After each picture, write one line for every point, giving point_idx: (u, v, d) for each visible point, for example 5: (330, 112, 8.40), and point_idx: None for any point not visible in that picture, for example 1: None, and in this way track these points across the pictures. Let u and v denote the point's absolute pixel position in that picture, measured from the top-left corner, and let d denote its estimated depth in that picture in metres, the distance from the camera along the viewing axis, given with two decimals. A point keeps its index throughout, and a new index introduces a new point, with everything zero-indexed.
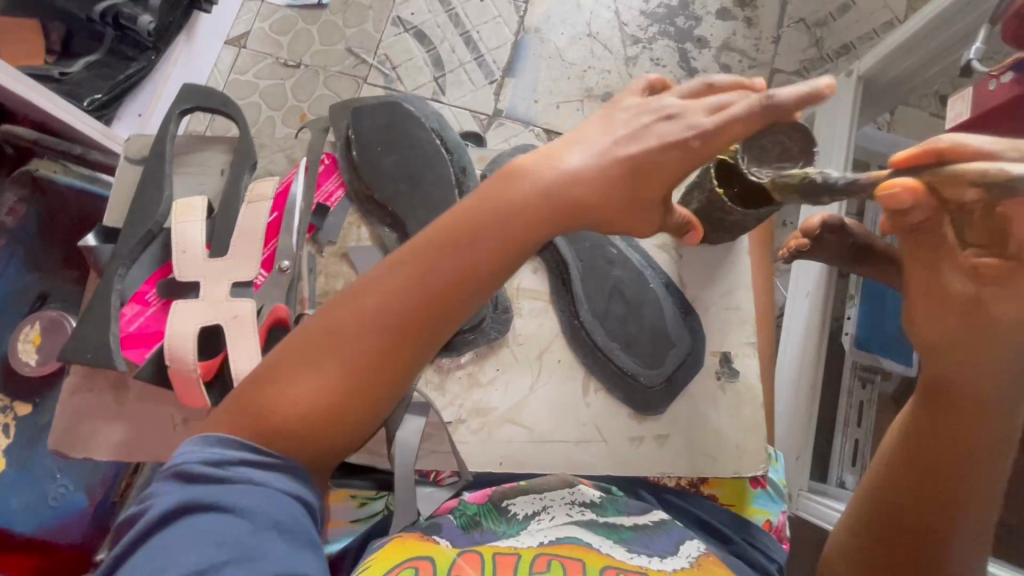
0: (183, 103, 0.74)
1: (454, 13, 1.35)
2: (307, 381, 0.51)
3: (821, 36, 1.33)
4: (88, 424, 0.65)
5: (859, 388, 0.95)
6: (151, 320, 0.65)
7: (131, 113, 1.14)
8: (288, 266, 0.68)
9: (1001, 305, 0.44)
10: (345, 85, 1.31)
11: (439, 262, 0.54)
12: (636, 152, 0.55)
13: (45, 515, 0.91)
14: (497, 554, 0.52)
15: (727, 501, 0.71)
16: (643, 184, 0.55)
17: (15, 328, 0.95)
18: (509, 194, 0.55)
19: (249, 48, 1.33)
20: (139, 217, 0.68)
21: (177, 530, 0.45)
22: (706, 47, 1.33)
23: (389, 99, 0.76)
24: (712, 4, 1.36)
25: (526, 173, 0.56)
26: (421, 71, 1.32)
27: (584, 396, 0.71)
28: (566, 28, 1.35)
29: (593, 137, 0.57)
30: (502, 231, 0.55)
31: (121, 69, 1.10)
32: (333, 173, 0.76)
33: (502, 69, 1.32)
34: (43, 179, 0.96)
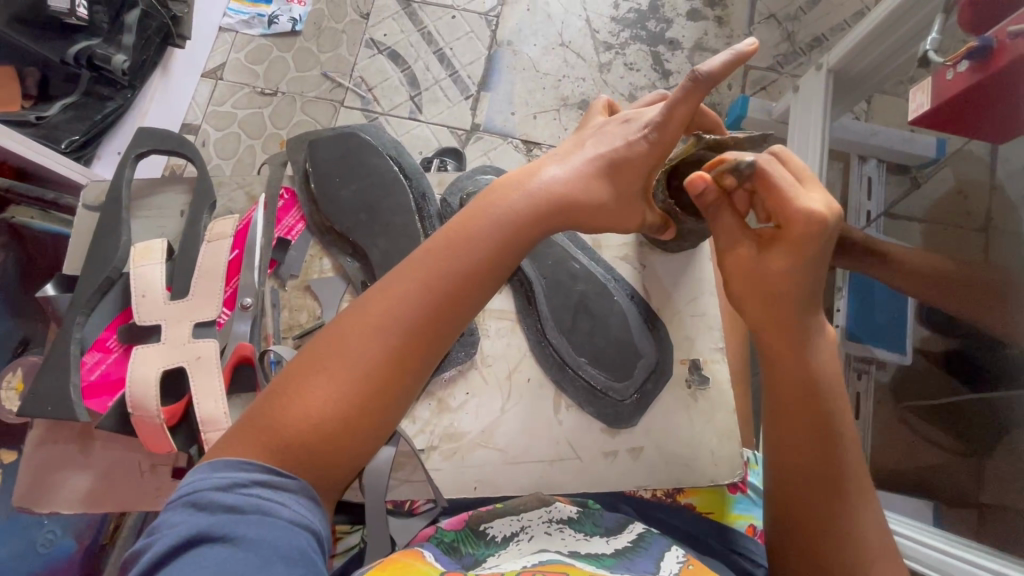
0: (141, 147, 0.75)
1: (427, 31, 1.36)
2: (323, 389, 0.50)
3: (792, 31, 1.34)
4: (57, 474, 0.67)
5: (855, 380, 1.01)
6: (114, 366, 0.66)
7: (110, 152, 1.16)
8: (250, 302, 0.68)
9: (776, 259, 0.52)
10: (322, 109, 1.31)
11: (443, 263, 0.54)
12: (606, 152, 0.59)
13: (34, 563, 0.89)
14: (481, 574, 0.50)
15: (705, 509, 0.70)
16: (621, 181, 0.58)
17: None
18: (504, 202, 0.57)
19: (225, 80, 1.33)
20: (99, 264, 0.69)
21: (184, 564, 0.41)
22: (679, 48, 1.34)
23: (345, 130, 0.77)
24: (683, 6, 1.36)
25: (514, 185, 0.58)
26: (397, 90, 1.33)
27: (556, 413, 0.69)
28: (538, 39, 1.36)
29: (569, 151, 0.61)
30: (498, 237, 0.56)
31: (97, 109, 1.12)
32: (292, 207, 0.76)
33: (477, 84, 1.33)
34: (20, 224, 0.96)
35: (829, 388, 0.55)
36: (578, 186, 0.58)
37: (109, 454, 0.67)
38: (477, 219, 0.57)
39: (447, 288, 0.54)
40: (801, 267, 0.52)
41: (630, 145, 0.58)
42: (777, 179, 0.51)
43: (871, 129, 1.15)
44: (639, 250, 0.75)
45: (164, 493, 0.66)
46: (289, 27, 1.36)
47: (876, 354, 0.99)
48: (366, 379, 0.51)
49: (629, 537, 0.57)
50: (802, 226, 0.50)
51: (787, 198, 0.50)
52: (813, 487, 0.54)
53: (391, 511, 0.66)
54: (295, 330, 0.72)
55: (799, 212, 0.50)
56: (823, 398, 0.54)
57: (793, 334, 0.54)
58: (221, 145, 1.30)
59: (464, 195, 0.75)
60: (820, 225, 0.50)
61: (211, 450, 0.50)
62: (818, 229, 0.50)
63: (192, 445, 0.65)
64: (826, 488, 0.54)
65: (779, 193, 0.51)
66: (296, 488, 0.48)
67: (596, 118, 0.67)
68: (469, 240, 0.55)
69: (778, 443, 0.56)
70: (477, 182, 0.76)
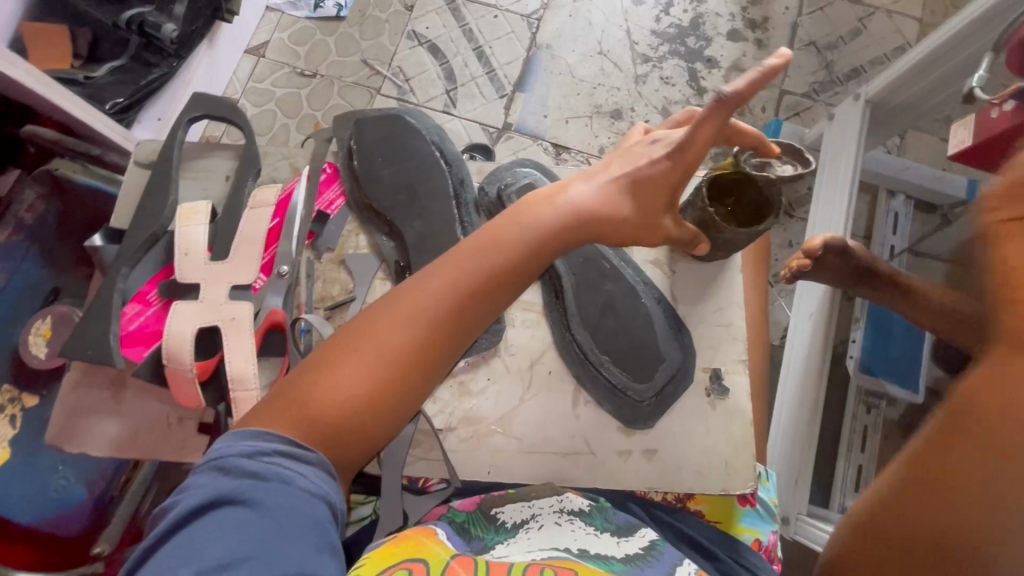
0: (193, 110, 0.76)
1: (468, 28, 1.38)
2: (350, 369, 0.52)
3: (831, 60, 1.34)
4: (81, 420, 0.67)
5: (864, 413, 1.09)
6: (151, 319, 0.67)
7: (149, 118, 1.19)
8: (287, 270, 0.70)
9: None
10: (359, 95, 1.34)
11: (473, 259, 0.56)
12: (632, 169, 0.60)
13: (44, 507, 0.94)
14: (491, 561, 0.51)
15: (714, 518, 0.69)
16: (642, 198, 0.59)
17: (26, 322, 0.96)
18: (534, 213, 0.58)
19: (268, 57, 1.37)
20: (144, 219, 0.70)
21: (206, 523, 0.44)
22: (716, 67, 1.35)
23: (392, 112, 0.79)
24: (723, 26, 1.37)
25: (543, 198, 0.59)
26: (434, 83, 1.35)
27: (574, 407, 0.69)
28: (576, 45, 1.37)
29: (594, 169, 0.62)
30: (526, 241, 0.57)
31: (143, 74, 1.15)
32: (334, 181, 0.77)
33: (512, 84, 1.35)
34: (63, 177, 0.98)
35: None
36: (601, 203, 0.59)
37: (137, 407, 0.67)
38: (505, 225, 0.58)
39: (476, 282, 0.55)
40: None
41: (655, 165, 0.58)
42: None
43: (903, 167, 1.18)
44: (670, 255, 0.75)
45: (188, 447, 0.67)
46: (334, 12, 1.38)
47: (891, 392, 1.05)
48: (397, 362, 0.52)
49: (638, 542, 0.58)
50: None
51: None
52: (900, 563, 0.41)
53: (405, 488, 0.66)
54: (327, 301, 0.73)
55: None
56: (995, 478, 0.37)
57: None
58: (258, 120, 1.33)
59: (502, 185, 0.76)
60: None
61: (243, 418, 0.52)
62: None
63: (219, 401, 0.66)
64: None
65: None
66: (314, 462, 0.49)
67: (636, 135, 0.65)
68: (497, 243, 0.57)
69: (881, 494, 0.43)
70: (516, 174, 0.77)
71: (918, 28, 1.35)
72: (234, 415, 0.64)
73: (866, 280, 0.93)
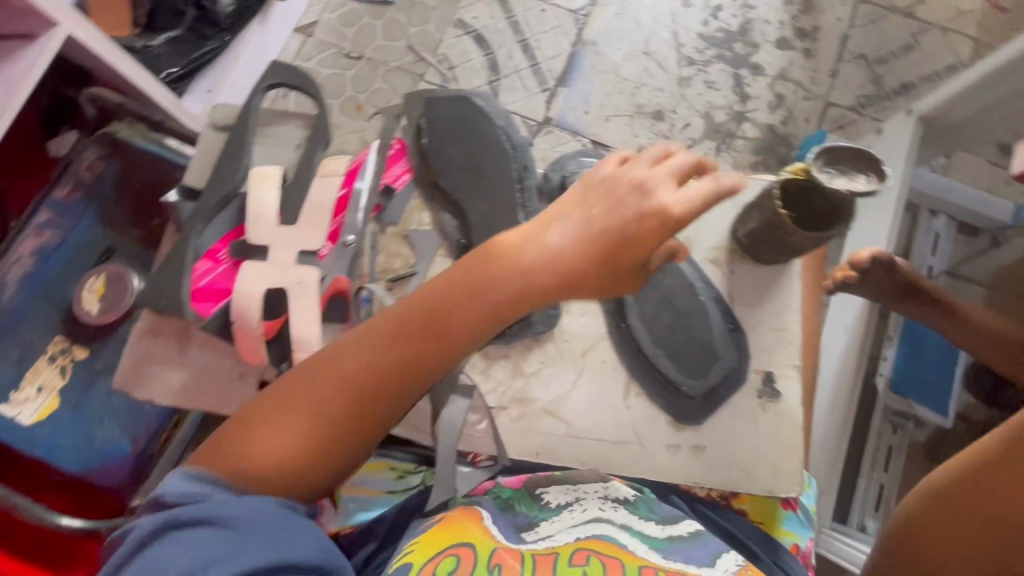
0: (271, 78, 0.79)
1: (515, 20, 1.39)
2: (291, 418, 0.52)
3: (879, 75, 1.33)
4: (152, 368, 0.71)
5: (890, 433, 1.06)
6: (221, 277, 0.69)
7: (200, 90, 1.22)
8: (352, 241, 0.71)
9: None
10: (403, 80, 1.35)
11: (429, 313, 0.55)
12: (607, 222, 0.56)
13: (90, 457, 0.96)
14: (535, 555, 0.52)
15: (756, 519, 0.69)
16: (610, 254, 0.56)
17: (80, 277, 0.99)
18: (497, 266, 0.56)
19: (315, 37, 1.38)
20: (218, 181, 0.72)
21: (158, 549, 0.43)
22: (762, 74, 1.34)
23: (459, 94, 0.80)
24: (772, 33, 1.36)
25: (509, 249, 0.57)
26: (478, 73, 1.36)
27: (624, 397, 0.70)
28: (622, 44, 1.37)
29: (564, 217, 0.58)
30: (486, 296, 0.56)
31: (197, 47, 1.18)
32: (401, 158, 0.79)
33: (556, 79, 1.35)
34: (122, 141, 1.01)
35: None
36: (567, 259, 0.56)
37: (201, 357, 0.70)
38: (467, 275, 0.57)
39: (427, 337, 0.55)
40: None
41: (632, 223, 0.55)
42: None
43: (948, 185, 1.15)
44: (730, 255, 0.75)
45: (247, 402, 0.70)
46: None
47: (917, 412, 1.06)
48: (340, 414, 0.52)
49: (677, 534, 0.57)
50: None
51: None
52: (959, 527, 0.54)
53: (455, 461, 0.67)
54: (388, 274, 0.74)
55: None
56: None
57: None
58: None
59: (566, 174, 0.77)
60: None
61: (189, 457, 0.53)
62: None
63: (283, 359, 0.69)
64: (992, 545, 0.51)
65: None
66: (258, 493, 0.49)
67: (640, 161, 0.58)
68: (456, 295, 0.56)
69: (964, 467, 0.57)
70: (580, 164, 0.78)
71: (971, 48, 1.33)
72: None
73: (910, 297, 0.91)
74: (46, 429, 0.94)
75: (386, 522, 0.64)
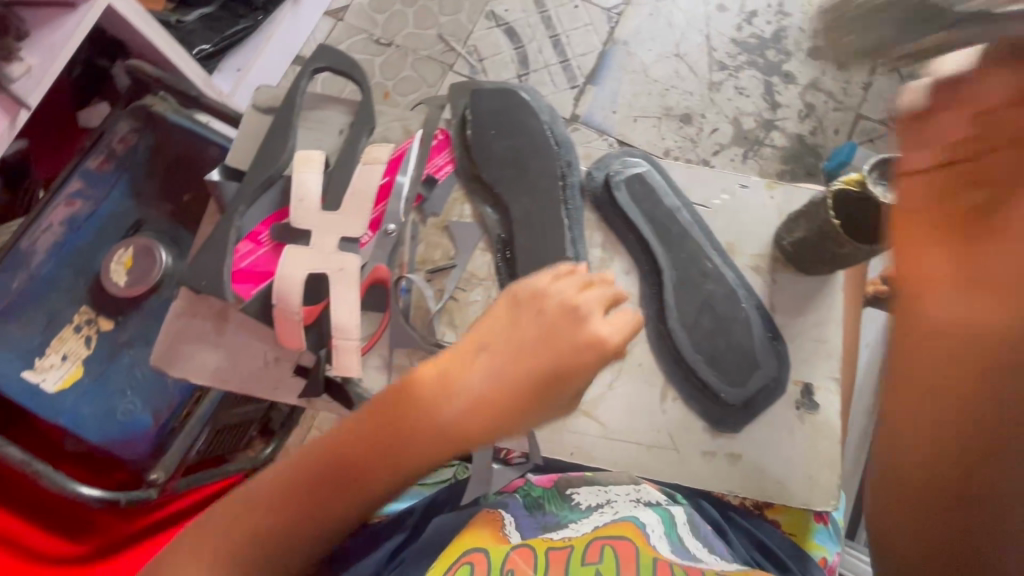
0: (317, 62, 0.79)
1: (547, 15, 1.37)
2: (211, 558, 0.50)
3: None
4: (187, 347, 0.69)
5: None
6: (262, 259, 0.69)
7: (230, 67, 1.22)
8: (393, 229, 0.71)
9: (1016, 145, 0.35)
10: (431, 69, 1.35)
11: (358, 447, 0.52)
12: (543, 359, 0.51)
13: (112, 430, 0.92)
14: (549, 551, 0.51)
15: (789, 530, 0.68)
16: (544, 391, 0.51)
17: (109, 249, 0.97)
18: (432, 400, 0.51)
19: (346, 22, 1.38)
20: (262, 161, 0.71)
21: None
22: (793, 83, 1.32)
23: (505, 86, 0.79)
24: (806, 42, 1.34)
25: (443, 378, 0.52)
26: (507, 66, 1.34)
27: (661, 402, 0.70)
28: (654, 45, 1.35)
29: (497, 338, 0.53)
30: (418, 433, 0.51)
31: (230, 25, 1.19)
32: (445, 148, 0.78)
33: (585, 76, 1.33)
34: (157, 114, 0.98)
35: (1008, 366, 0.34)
36: (503, 395, 0.51)
37: (240, 339, 0.70)
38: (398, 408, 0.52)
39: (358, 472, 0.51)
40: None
41: (570, 358, 0.51)
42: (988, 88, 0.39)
43: None
44: (772, 264, 0.75)
45: (282, 386, 0.69)
46: None
47: None
48: (264, 552, 0.50)
49: (694, 542, 0.56)
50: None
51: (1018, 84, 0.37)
52: (981, 565, 0.36)
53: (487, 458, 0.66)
54: (428, 265, 0.75)
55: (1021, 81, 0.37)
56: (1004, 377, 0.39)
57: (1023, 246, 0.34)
58: None
59: (609, 172, 0.76)
60: None
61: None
62: None
63: (320, 346, 0.68)
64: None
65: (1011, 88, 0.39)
66: None
67: (572, 279, 0.55)
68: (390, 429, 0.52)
69: (907, 474, 0.38)
70: (624, 163, 0.77)
71: None
72: (335, 361, 0.66)
73: None
74: (69, 398, 0.92)
75: (419, 512, 0.65)
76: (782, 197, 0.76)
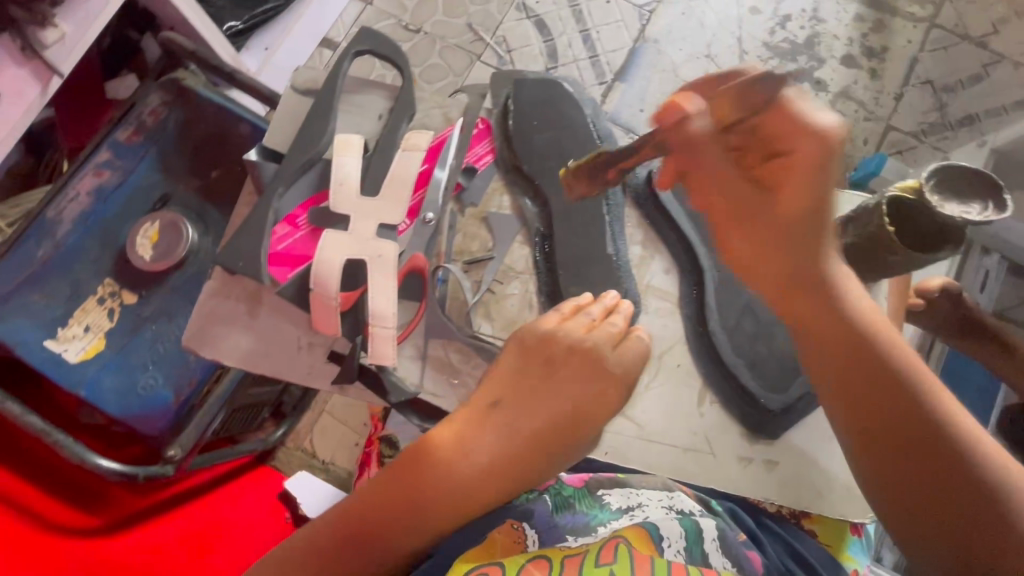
0: (360, 45, 0.77)
1: (578, 9, 1.35)
2: None
3: (945, 102, 1.25)
4: (219, 328, 0.69)
5: None
6: (299, 243, 0.69)
7: (258, 46, 1.21)
8: (432, 218, 0.70)
9: (790, 194, 0.52)
10: (459, 58, 1.33)
11: (379, 507, 0.52)
12: (561, 406, 0.54)
13: (132, 404, 0.92)
14: (565, 557, 0.49)
15: (824, 540, 0.65)
16: (563, 436, 0.54)
17: (135, 222, 0.96)
18: (450, 454, 0.53)
19: (375, 5, 1.35)
20: (300, 144, 0.70)
21: None
22: (824, 90, 1.28)
23: (548, 78, 0.78)
24: (840, 48, 1.29)
25: (459, 433, 0.54)
26: (535, 59, 1.32)
27: (698, 405, 0.72)
28: (686, 44, 1.31)
29: (508, 389, 0.56)
30: (440, 489, 0.52)
31: (260, 3, 1.18)
32: (485, 137, 0.78)
33: (614, 73, 1.31)
34: (190, 89, 0.97)
35: (865, 370, 0.53)
36: (522, 445, 0.53)
37: (273, 323, 0.69)
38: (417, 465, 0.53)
39: (379, 532, 0.51)
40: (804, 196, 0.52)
41: (592, 401, 0.55)
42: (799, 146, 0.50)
43: None
44: None
45: (315, 372, 0.70)
46: None
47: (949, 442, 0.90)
48: None
49: (719, 560, 0.55)
50: (817, 149, 0.50)
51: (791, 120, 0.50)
52: (960, 524, 0.48)
53: None
54: (465, 256, 0.77)
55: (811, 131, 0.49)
56: (855, 323, 0.54)
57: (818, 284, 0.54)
58: None
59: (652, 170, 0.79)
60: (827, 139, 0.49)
61: None
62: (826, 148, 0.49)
63: (354, 335, 0.68)
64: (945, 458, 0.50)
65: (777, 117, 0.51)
66: None
67: (581, 318, 0.61)
68: (410, 488, 0.52)
69: (871, 464, 0.53)
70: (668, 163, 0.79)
71: None
72: (371, 348, 0.66)
73: (975, 336, 0.86)
74: (90, 369, 0.91)
75: None
76: None
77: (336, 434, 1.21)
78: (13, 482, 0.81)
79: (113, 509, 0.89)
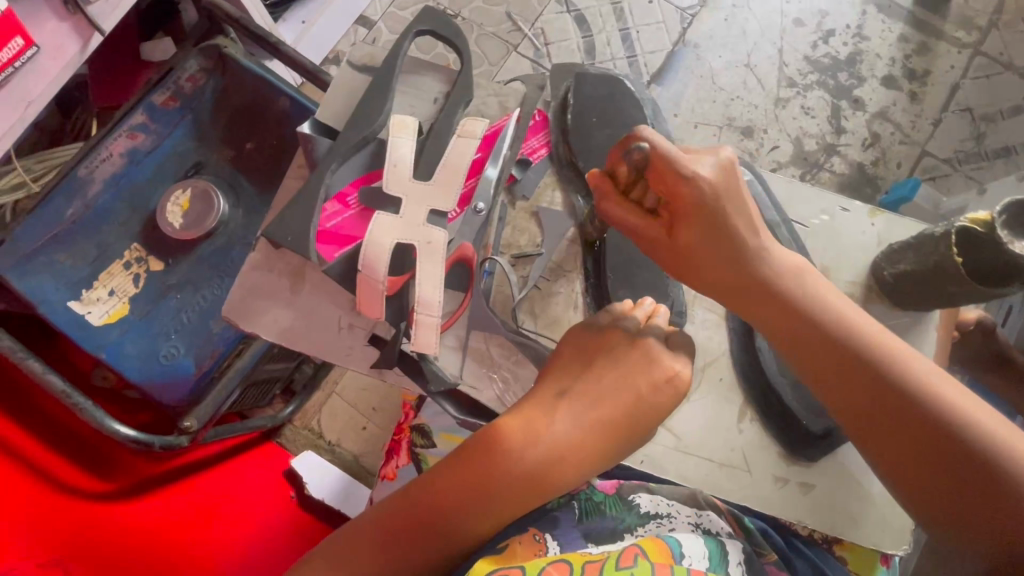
0: (421, 24, 0.74)
1: (620, 7, 1.32)
2: None
3: (983, 132, 1.23)
4: (262, 302, 0.68)
5: None
6: (347, 222, 0.69)
7: (296, 18, 1.19)
8: (483, 208, 0.68)
9: (682, 230, 0.58)
10: (494, 47, 1.31)
11: (446, 491, 0.53)
12: (624, 398, 0.55)
13: (153, 371, 0.91)
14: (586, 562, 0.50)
15: (852, 567, 0.68)
16: (620, 429, 0.55)
17: (166, 189, 0.95)
18: (511, 439, 0.54)
19: None
20: (357, 122, 0.68)
21: None
22: (862, 110, 1.25)
23: (610, 74, 0.76)
24: (881, 68, 1.26)
25: (520, 419, 0.55)
26: (572, 55, 1.30)
27: (738, 421, 0.71)
28: (725, 52, 1.28)
29: (565, 379, 0.57)
30: (503, 474, 0.53)
31: None
32: (541, 130, 0.77)
33: (651, 74, 1.28)
34: (228, 57, 0.91)
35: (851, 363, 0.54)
36: (585, 434, 0.54)
37: (313, 302, 0.69)
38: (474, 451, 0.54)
39: (435, 513, 0.52)
40: (703, 237, 0.57)
41: (658, 395, 0.56)
42: (680, 189, 0.56)
43: None
44: (865, 293, 0.74)
45: (353, 356, 0.70)
46: None
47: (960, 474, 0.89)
48: None
49: None
50: (690, 199, 0.56)
51: (672, 178, 0.56)
52: (977, 500, 0.47)
53: None
54: (513, 250, 0.76)
55: (685, 184, 0.55)
56: (830, 318, 0.56)
57: (761, 289, 0.58)
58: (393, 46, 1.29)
59: None
60: (703, 190, 0.55)
61: None
62: (704, 193, 0.55)
63: (398, 320, 0.67)
64: (930, 428, 0.50)
65: (659, 171, 0.56)
66: None
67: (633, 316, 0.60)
68: (475, 474, 0.53)
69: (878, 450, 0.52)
70: None
71: None
72: (414, 335, 0.64)
73: (1002, 369, 0.87)
74: (114, 333, 0.90)
75: None
76: (883, 225, 0.77)
77: (343, 417, 1.19)
78: (27, 440, 0.79)
79: (125, 474, 0.88)
